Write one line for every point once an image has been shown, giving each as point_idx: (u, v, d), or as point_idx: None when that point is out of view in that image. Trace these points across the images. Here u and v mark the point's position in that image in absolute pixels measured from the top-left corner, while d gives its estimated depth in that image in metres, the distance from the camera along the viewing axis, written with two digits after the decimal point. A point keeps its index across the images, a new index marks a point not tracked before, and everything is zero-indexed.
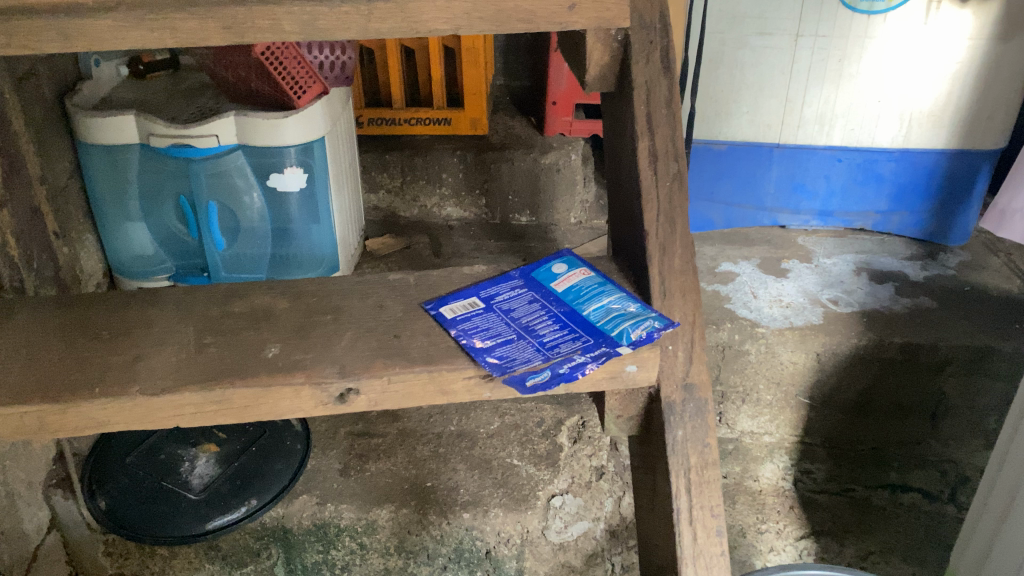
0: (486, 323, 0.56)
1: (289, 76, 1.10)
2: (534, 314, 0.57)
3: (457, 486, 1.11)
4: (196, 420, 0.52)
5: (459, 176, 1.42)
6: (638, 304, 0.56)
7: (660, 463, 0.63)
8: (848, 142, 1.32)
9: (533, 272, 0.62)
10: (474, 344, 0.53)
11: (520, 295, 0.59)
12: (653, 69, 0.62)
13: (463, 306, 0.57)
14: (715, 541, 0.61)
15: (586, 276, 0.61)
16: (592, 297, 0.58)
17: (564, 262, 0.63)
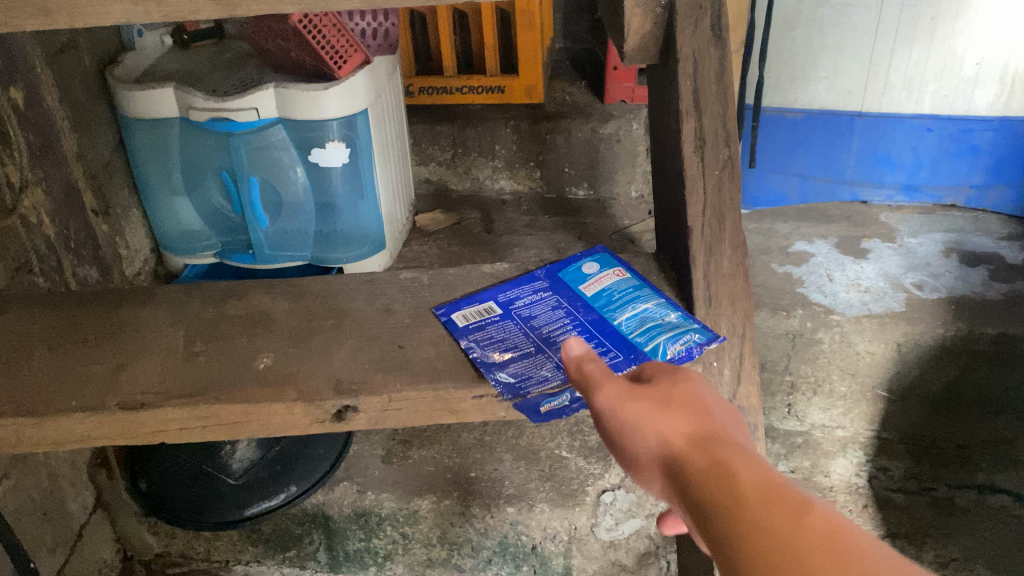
0: (500, 333, 0.53)
1: (329, 46, 1.03)
2: (559, 321, 0.55)
3: (502, 478, 1.06)
4: (184, 439, 0.48)
5: (513, 148, 1.36)
6: (677, 315, 0.55)
7: None
8: (939, 110, 1.20)
9: (564, 275, 0.62)
10: (489, 358, 0.50)
11: (544, 300, 0.58)
12: (701, 37, 0.55)
13: (477, 313, 0.54)
14: None
15: (619, 279, 0.61)
16: (626, 303, 0.58)
17: (594, 261, 0.63)
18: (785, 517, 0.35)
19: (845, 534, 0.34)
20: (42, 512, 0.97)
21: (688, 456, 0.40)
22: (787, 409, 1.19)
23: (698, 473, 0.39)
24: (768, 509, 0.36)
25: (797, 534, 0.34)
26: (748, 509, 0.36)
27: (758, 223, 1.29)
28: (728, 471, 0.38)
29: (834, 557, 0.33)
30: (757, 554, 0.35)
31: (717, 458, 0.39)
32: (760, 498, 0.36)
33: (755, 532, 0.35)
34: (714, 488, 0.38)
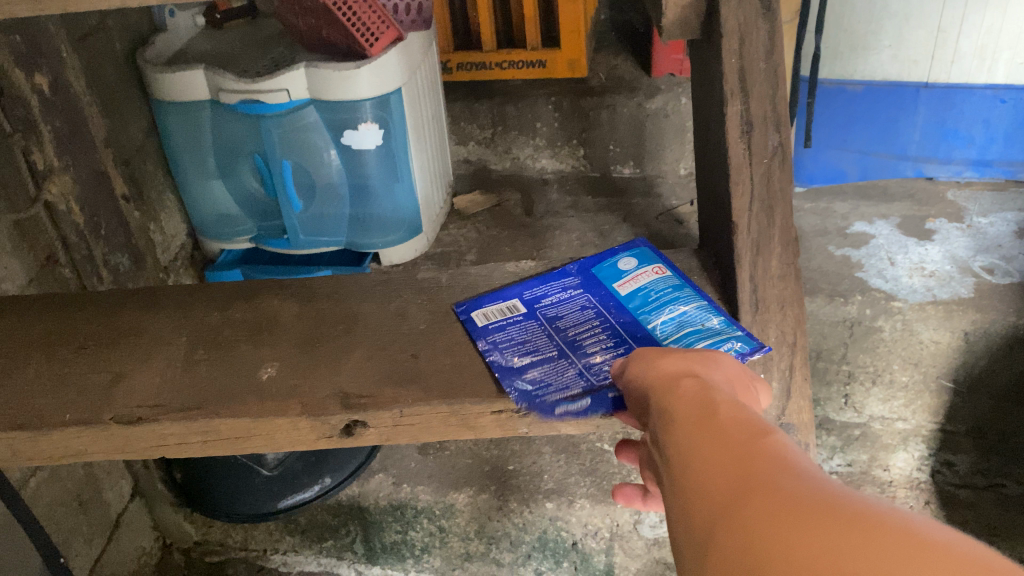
0: (521, 335, 0.50)
1: (361, 24, 0.97)
2: (587, 322, 0.51)
3: (541, 471, 1.02)
4: (184, 452, 0.45)
5: (554, 126, 1.30)
6: (720, 319, 0.49)
7: None
8: (1013, 79, 1.11)
9: (602, 270, 0.57)
10: (505, 362, 0.47)
11: (574, 300, 0.54)
12: (748, 9, 0.49)
13: (498, 313, 0.51)
14: None
15: (658, 277, 0.55)
16: (666, 301, 0.53)
17: (633, 256, 0.58)
18: (738, 434, 0.34)
19: (789, 455, 0.33)
20: (78, 501, 0.97)
21: (671, 386, 0.40)
22: (844, 400, 1.12)
23: (674, 399, 0.39)
24: (725, 427, 0.35)
25: (739, 450, 0.33)
26: (705, 428, 0.36)
27: (814, 203, 1.22)
28: (701, 397, 0.38)
29: (765, 469, 0.32)
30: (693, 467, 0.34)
31: (696, 387, 0.39)
32: (723, 422, 0.36)
33: (704, 446, 0.35)
34: (683, 409, 0.38)
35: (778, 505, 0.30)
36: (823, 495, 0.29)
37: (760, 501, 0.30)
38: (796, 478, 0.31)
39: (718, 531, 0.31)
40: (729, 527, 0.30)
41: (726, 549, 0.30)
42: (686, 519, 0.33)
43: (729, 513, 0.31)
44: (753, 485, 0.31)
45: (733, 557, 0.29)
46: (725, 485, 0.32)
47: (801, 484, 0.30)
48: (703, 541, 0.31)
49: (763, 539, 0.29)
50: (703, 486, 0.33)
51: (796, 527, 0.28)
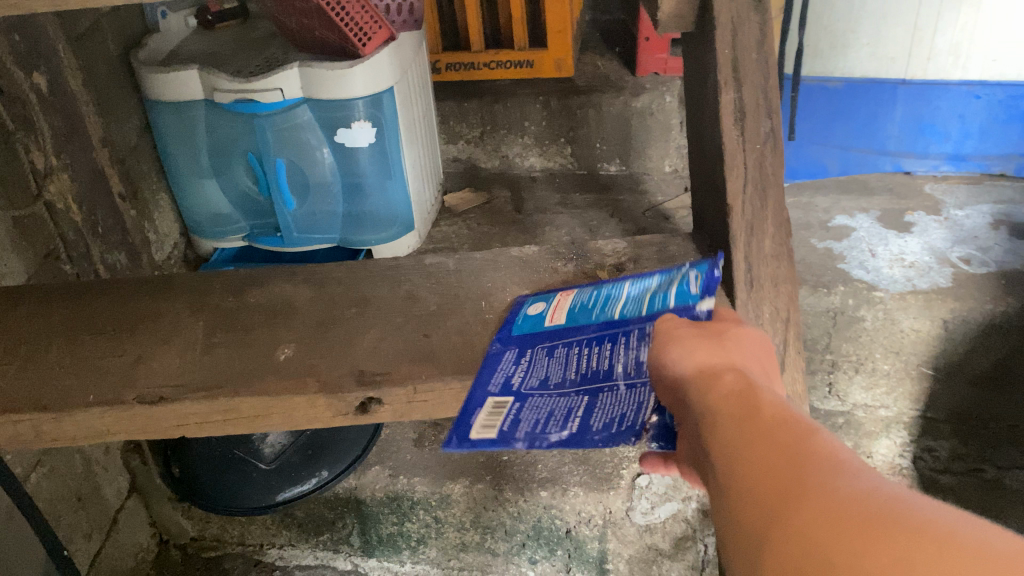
0: (541, 408, 0.43)
1: (353, 23, 1.00)
2: (569, 355, 0.47)
3: (535, 461, 1.04)
4: (205, 430, 0.47)
5: (543, 124, 1.33)
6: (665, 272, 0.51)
7: None
8: (987, 76, 1.15)
9: (511, 316, 0.52)
10: (565, 433, 0.41)
11: (529, 356, 0.48)
12: (740, 4, 0.52)
13: (496, 412, 0.43)
14: None
15: (577, 294, 0.53)
16: (603, 300, 0.51)
17: (533, 302, 0.53)
18: (783, 428, 0.33)
19: (840, 451, 0.31)
20: (77, 498, 0.98)
21: (702, 375, 0.38)
22: (828, 388, 1.14)
23: (707, 390, 0.37)
24: (772, 423, 0.33)
25: (785, 444, 0.32)
26: (752, 423, 0.34)
27: (797, 197, 1.25)
28: (736, 389, 0.36)
29: (818, 465, 0.30)
30: (740, 466, 0.32)
31: (731, 376, 0.37)
32: (763, 415, 0.34)
33: (749, 441, 0.33)
34: (718, 400, 0.36)
35: (838, 504, 0.28)
36: (885, 498, 0.28)
37: (817, 501, 0.29)
38: (854, 476, 0.29)
39: (772, 533, 0.29)
40: (786, 528, 0.29)
41: (782, 548, 0.28)
42: (733, 524, 0.31)
43: (782, 514, 0.29)
44: (808, 483, 0.30)
45: (791, 557, 0.28)
46: (777, 481, 0.30)
47: (855, 486, 0.29)
48: (756, 548, 0.29)
49: (821, 544, 0.27)
50: (752, 484, 0.31)
51: (860, 529, 0.27)
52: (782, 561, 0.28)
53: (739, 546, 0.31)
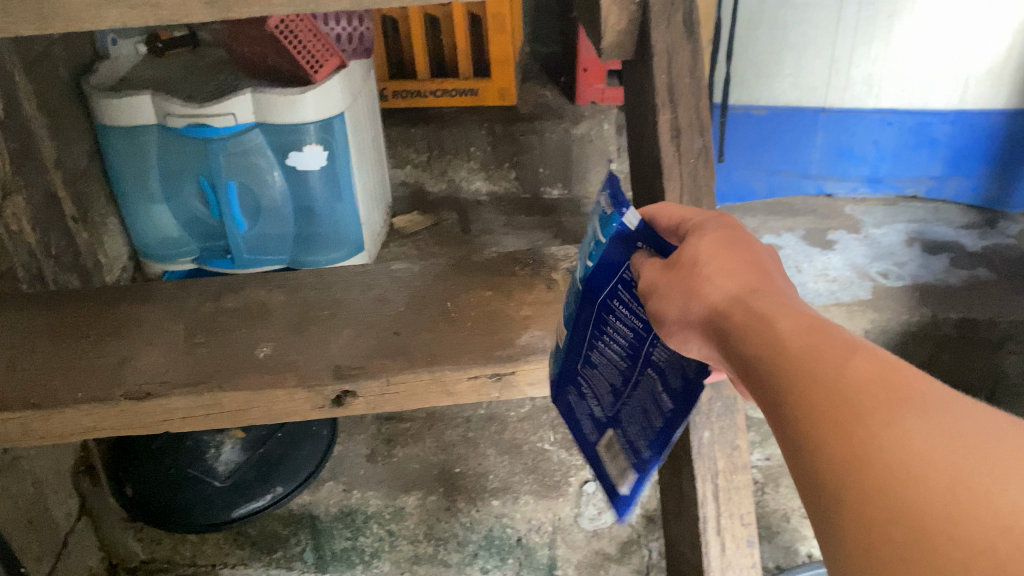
0: (632, 421, 0.48)
1: (306, 50, 1.05)
2: (596, 358, 0.49)
3: (486, 472, 1.10)
4: (188, 425, 0.51)
5: (488, 150, 1.38)
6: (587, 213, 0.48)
7: (686, 461, 0.60)
8: (898, 104, 1.24)
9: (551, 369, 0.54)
10: (663, 432, 0.45)
11: (579, 385, 0.51)
12: (674, 34, 0.58)
13: (621, 457, 0.49)
14: (745, 551, 0.59)
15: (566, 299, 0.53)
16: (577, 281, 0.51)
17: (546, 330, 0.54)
18: (820, 362, 0.33)
19: (884, 375, 0.32)
20: (27, 520, 0.94)
21: (722, 312, 0.38)
22: None
23: (735, 330, 0.37)
24: (813, 353, 0.34)
25: (833, 374, 0.33)
26: (792, 357, 0.34)
27: None
28: (760, 324, 0.36)
29: (867, 400, 0.31)
30: (797, 407, 0.33)
31: (748, 309, 0.37)
32: (799, 346, 0.35)
33: (793, 383, 0.34)
34: (750, 343, 0.36)
35: (901, 444, 0.29)
36: (954, 433, 0.29)
37: (880, 443, 0.29)
38: (906, 408, 0.30)
39: (841, 478, 0.30)
40: (850, 471, 0.30)
41: (853, 494, 0.30)
42: (803, 463, 0.32)
43: (854, 451, 0.30)
44: (863, 422, 0.31)
45: (865, 503, 0.29)
46: (832, 424, 0.31)
47: (920, 413, 0.30)
48: (834, 486, 0.30)
49: (906, 478, 0.28)
50: (810, 430, 0.32)
51: (931, 469, 0.28)
52: (853, 508, 0.29)
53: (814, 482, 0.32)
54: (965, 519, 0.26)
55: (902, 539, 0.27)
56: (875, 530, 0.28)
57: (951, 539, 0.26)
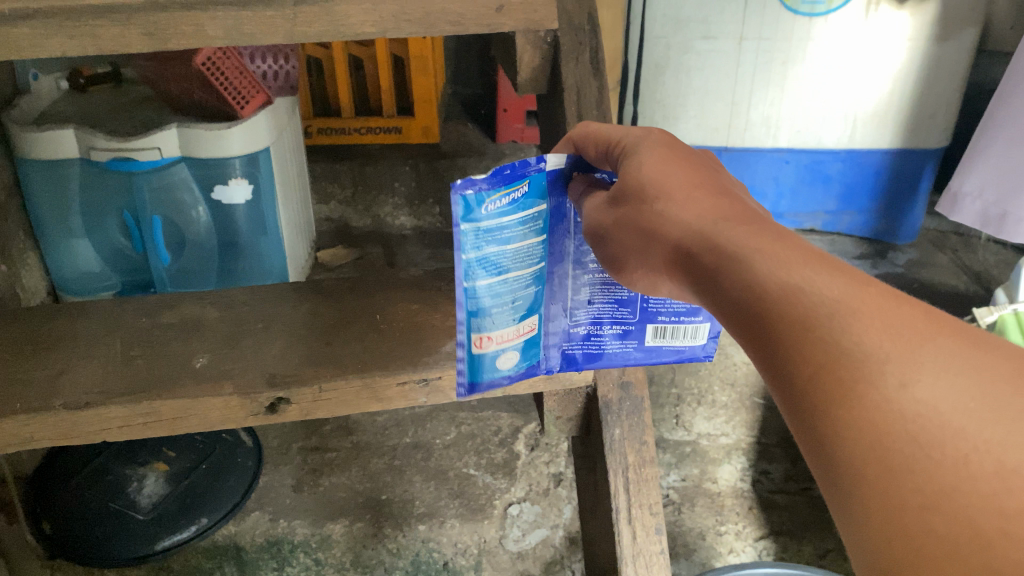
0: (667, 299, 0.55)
1: (232, 89, 1.07)
2: (592, 283, 0.56)
3: (413, 499, 1.11)
4: (124, 434, 0.54)
5: (412, 185, 1.45)
6: (481, 230, 0.49)
7: (598, 459, 0.64)
8: (794, 144, 1.33)
9: (525, 368, 0.57)
10: None
11: (584, 323, 0.57)
12: (582, 70, 0.63)
13: (670, 326, 0.57)
14: (655, 538, 0.61)
15: (492, 327, 0.53)
16: (504, 292, 0.52)
17: (493, 362, 0.54)
18: (816, 311, 0.36)
19: (880, 326, 0.35)
20: None
21: (702, 256, 0.41)
22: (675, 419, 1.28)
23: (720, 276, 0.40)
24: (804, 306, 0.37)
25: (832, 328, 0.35)
26: (785, 312, 0.37)
27: None
28: (743, 267, 0.39)
29: (869, 353, 0.34)
30: (799, 359, 0.36)
31: (730, 255, 0.40)
32: (790, 300, 0.37)
33: (788, 329, 0.37)
34: (738, 289, 0.39)
35: (908, 402, 0.33)
36: (967, 397, 0.32)
37: (896, 406, 0.33)
38: (906, 362, 0.34)
39: (860, 440, 0.33)
40: (861, 428, 0.33)
41: (864, 450, 0.33)
42: (809, 413, 0.35)
43: (867, 413, 0.33)
44: (866, 377, 0.34)
45: (877, 462, 0.32)
46: (836, 377, 0.34)
47: (927, 374, 0.33)
48: (846, 442, 0.34)
49: (926, 445, 0.32)
50: (811, 378, 0.35)
51: (954, 435, 0.31)
52: (864, 464, 0.33)
53: (820, 432, 0.35)
54: (985, 493, 0.30)
55: (922, 503, 0.31)
56: (891, 491, 0.32)
57: (973, 512, 0.30)
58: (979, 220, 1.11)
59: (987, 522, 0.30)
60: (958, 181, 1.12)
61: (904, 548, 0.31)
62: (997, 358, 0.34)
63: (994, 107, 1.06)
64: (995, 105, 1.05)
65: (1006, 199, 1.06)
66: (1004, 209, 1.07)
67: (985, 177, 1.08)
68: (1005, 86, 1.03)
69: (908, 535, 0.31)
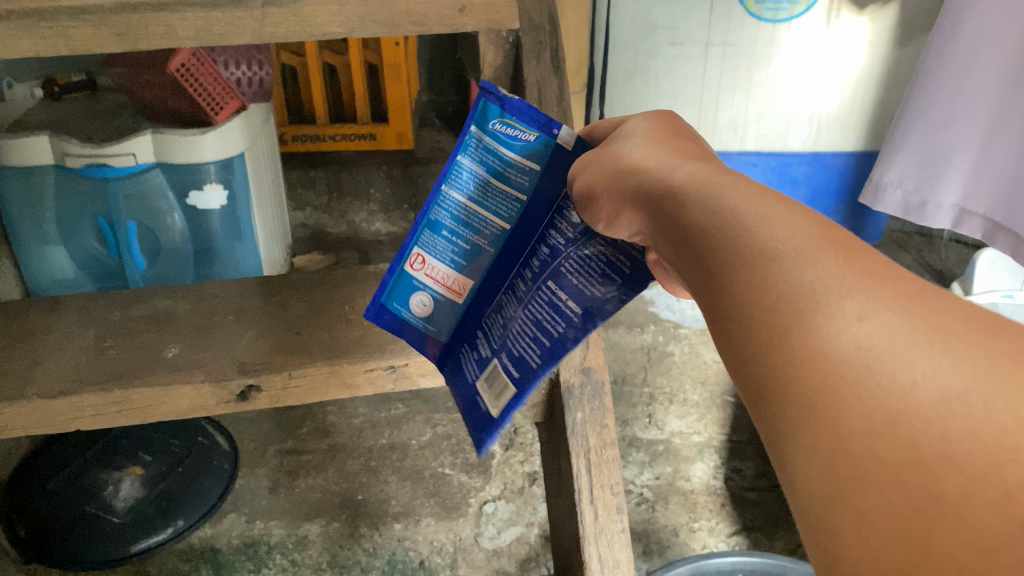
0: (516, 344, 0.52)
1: (207, 93, 1.08)
2: (503, 288, 0.55)
3: (388, 498, 1.12)
4: (97, 423, 0.55)
5: (387, 191, 1.47)
6: (479, 141, 0.53)
7: (561, 444, 0.66)
8: (761, 147, 1.36)
9: (440, 330, 0.58)
10: (548, 344, 0.50)
11: (474, 325, 0.56)
12: (543, 69, 0.65)
13: (500, 379, 0.52)
14: (616, 518, 0.63)
15: (436, 253, 0.56)
16: (470, 223, 0.55)
17: (414, 291, 0.57)
18: (775, 247, 0.33)
19: (838, 262, 0.32)
20: None
21: (672, 203, 0.39)
22: (648, 418, 1.30)
23: (690, 222, 0.38)
24: (760, 241, 0.34)
25: (785, 258, 0.33)
26: (742, 246, 0.34)
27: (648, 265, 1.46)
28: (711, 201, 0.37)
29: (826, 285, 0.31)
30: (748, 291, 0.33)
31: (697, 195, 0.38)
32: (744, 234, 0.35)
33: (741, 262, 0.34)
34: (700, 226, 0.37)
35: (854, 336, 0.29)
36: (918, 327, 0.29)
37: (838, 338, 0.29)
38: (863, 294, 0.30)
39: (807, 371, 0.30)
40: (810, 360, 0.30)
41: (813, 383, 0.29)
42: (752, 351, 0.32)
43: (812, 344, 0.30)
44: (819, 307, 0.30)
45: (825, 393, 0.29)
46: (790, 309, 0.31)
47: (876, 308, 0.30)
48: (789, 374, 0.30)
49: (872, 378, 0.28)
50: (763, 314, 0.32)
51: (900, 365, 0.28)
52: (813, 395, 0.29)
53: (765, 369, 0.31)
54: (929, 417, 0.27)
55: (869, 429, 0.28)
56: (835, 422, 0.28)
57: (917, 436, 0.27)
58: (901, 208, 1.13)
59: (928, 446, 0.26)
60: (878, 171, 1.13)
61: (846, 481, 0.28)
62: (959, 303, 0.31)
63: (907, 97, 1.08)
64: (907, 99, 1.07)
65: (926, 188, 1.08)
66: (925, 197, 1.09)
67: (904, 167, 1.10)
68: (918, 80, 1.05)
69: (851, 465, 0.28)
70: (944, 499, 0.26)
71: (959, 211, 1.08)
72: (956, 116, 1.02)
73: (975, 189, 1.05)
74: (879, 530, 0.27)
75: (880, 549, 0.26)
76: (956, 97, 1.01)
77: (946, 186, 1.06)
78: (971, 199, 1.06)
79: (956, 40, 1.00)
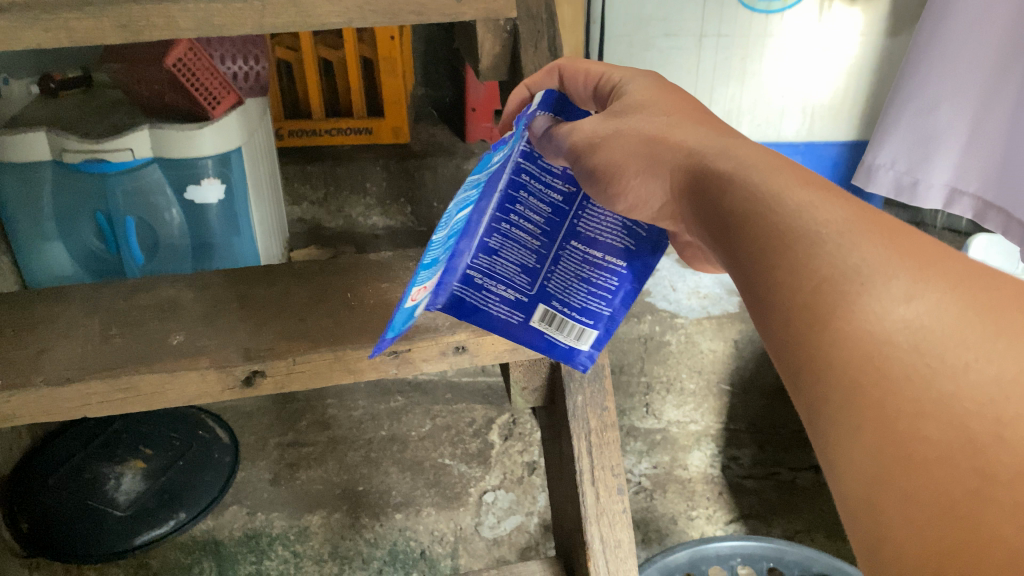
0: (563, 293, 0.55)
1: (203, 88, 1.09)
2: (503, 242, 0.52)
3: (389, 489, 1.13)
4: (104, 410, 0.56)
5: (382, 185, 1.48)
6: None
7: (562, 425, 0.67)
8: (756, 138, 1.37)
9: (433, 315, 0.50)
10: (606, 290, 0.55)
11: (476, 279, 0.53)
12: (541, 57, 0.66)
13: (563, 325, 0.56)
14: (616, 498, 0.64)
15: None
16: None
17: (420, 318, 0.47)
18: (816, 230, 0.34)
19: (883, 244, 0.33)
20: None
21: (709, 183, 0.40)
22: (645, 407, 1.28)
23: (729, 206, 0.38)
24: (805, 225, 0.35)
25: (830, 242, 0.33)
26: (785, 230, 0.35)
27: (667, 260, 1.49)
28: (749, 184, 0.38)
29: (870, 266, 0.32)
30: (791, 274, 0.34)
31: (734, 176, 0.39)
32: (787, 218, 0.35)
33: (785, 245, 0.35)
34: (737, 210, 0.38)
35: (901, 319, 0.30)
36: (964, 312, 0.30)
37: (887, 321, 0.31)
38: (909, 275, 0.31)
39: (851, 353, 0.31)
40: (856, 340, 0.31)
41: (859, 364, 0.31)
42: (797, 332, 0.33)
43: (859, 328, 0.31)
44: (863, 287, 0.31)
45: (871, 372, 0.30)
46: (833, 291, 0.32)
47: (923, 290, 0.31)
48: (834, 358, 0.31)
49: (918, 364, 0.29)
50: (806, 297, 0.33)
51: (946, 348, 0.29)
52: (859, 377, 0.30)
53: (809, 349, 0.33)
54: (983, 402, 0.28)
55: (917, 412, 0.29)
56: (884, 403, 0.30)
57: (970, 419, 0.28)
58: (895, 188, 1.15)
59: (981, 429, 0.28)
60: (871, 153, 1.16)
61: (895, 461, 0.29)
62: (999, 281, 0.32)
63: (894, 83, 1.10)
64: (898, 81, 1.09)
65: (917, 167, 1.11)
66: (916, 177, 1.11)
67: (897, 146, 1.12)
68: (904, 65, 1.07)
69: (899, 445, 0.29)
70: (997, 482, 0.27)
71: (950, 190, 1.10)
72: (944, 98, 1.04)
73: (965, 166, 1.07)
74: (926, 510, 0.28)
75: (931, 528, 0.28)
76: (943, 78, 1.03)
77: (937, 165, 1.08)
78: (962, 178, 1.07)
79: (944, 24, 1.01)
